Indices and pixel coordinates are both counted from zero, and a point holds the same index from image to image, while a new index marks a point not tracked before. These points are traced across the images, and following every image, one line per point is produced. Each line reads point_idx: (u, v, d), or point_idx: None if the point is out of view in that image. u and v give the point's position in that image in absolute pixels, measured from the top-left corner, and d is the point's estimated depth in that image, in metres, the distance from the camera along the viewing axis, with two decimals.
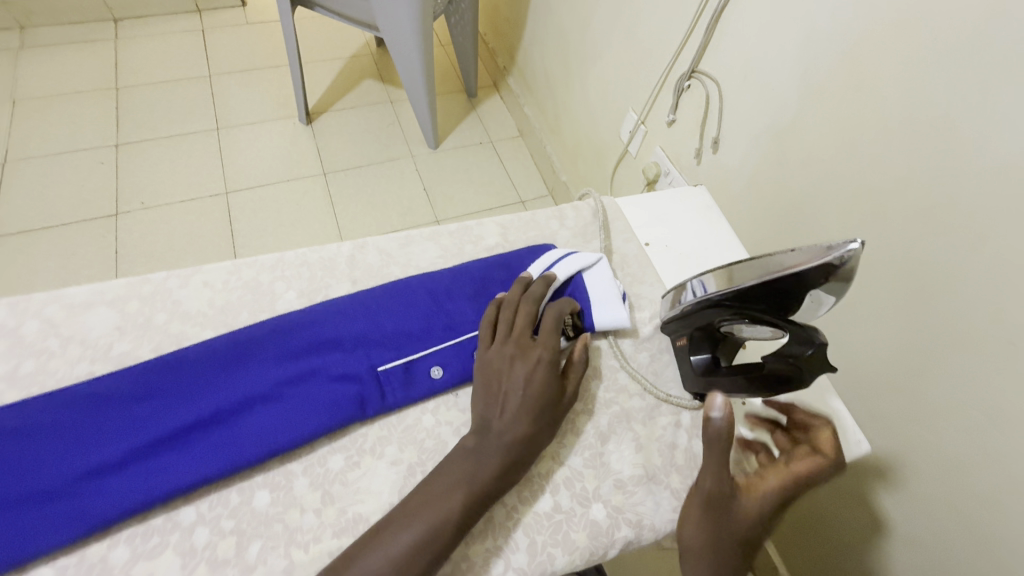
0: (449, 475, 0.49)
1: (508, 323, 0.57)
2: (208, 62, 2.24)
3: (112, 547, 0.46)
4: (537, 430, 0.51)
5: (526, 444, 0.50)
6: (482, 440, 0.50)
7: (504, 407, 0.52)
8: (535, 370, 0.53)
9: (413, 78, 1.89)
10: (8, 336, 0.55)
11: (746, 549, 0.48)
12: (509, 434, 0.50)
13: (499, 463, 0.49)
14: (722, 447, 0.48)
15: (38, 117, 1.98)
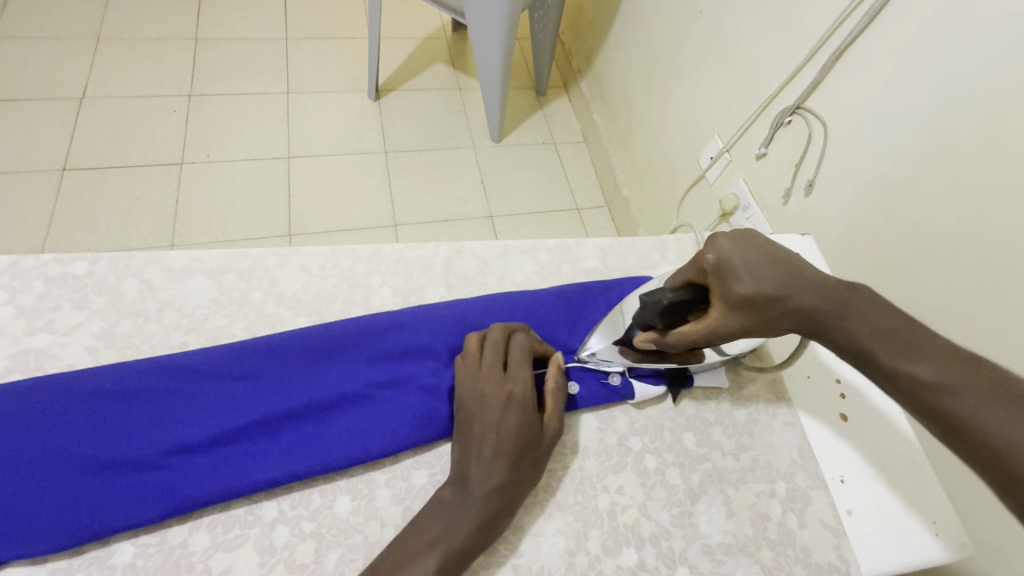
0: (429, 529, 0.44)
1: (478, 357, 0.52)
2: (287, 25, 2.25)
3: (194, 532, 0.45)
4: (522, 475, 0.47)
5: (511, 488, 0.46)
6: (461, 494, 0.46)
7: (480, 452, 0.47)
8: (507, 410, 0.48)
9: (491, 70, 1.86)
10: (108, 292, 0.54)
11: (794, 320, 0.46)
12: (486, 482, 0.45)
13: (484, 512, 0.44)
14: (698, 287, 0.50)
15: (120, 57, 2.01)
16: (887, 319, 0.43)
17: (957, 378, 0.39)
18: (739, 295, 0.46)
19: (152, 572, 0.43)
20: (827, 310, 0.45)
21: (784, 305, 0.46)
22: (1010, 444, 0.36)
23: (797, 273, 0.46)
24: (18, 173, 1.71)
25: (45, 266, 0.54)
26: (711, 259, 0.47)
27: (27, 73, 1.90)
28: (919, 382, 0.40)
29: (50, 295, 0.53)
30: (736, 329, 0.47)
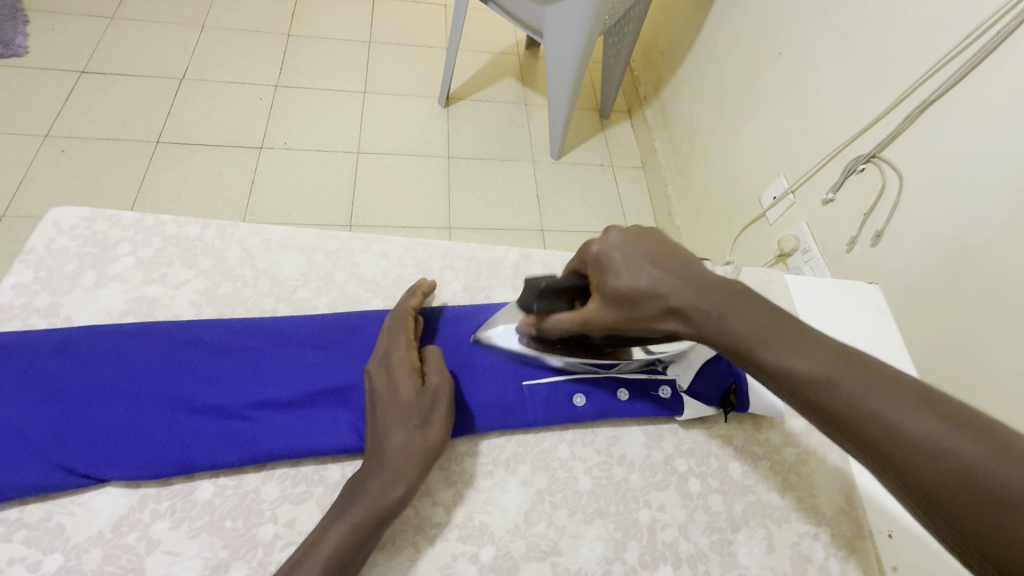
0: (327, 517, 0.44)
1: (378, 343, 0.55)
2: (371, 29, 2.38)
3: (266, 481, 0.49)
4: (410, 434, 0.47)
5: (408, 445, 0.47)
6: (356, 477, 0.46)
7: (375, 426, 0.48)
8: (383, 372, 0.51)
9: (561, 89, 1.90)
10: (214, 255, 0.60)
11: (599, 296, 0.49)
12: (383, 452, 0.47)
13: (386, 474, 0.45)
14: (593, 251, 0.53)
15: (219, 45, 2.18)
16: (761, 319, 0.43)
17: (829, 370, 0.38)
18: (613, 289, 0.47)
19: (226, 512, 0.47)
20: (708, 310, 0.44)
21: (660, 303, 0.46)
22: (891, 428, 0.35)
23: (675, 270, 0.47)
24: (118, 140, 1.87)
25: (164, 226, 0.60)
26: (592, 252, 0.49)
27: (139, 51, 2.09)
28: (797, 377, 0.40)
29: (166, 252, 0.59)
30: (608, 322, 0.48)
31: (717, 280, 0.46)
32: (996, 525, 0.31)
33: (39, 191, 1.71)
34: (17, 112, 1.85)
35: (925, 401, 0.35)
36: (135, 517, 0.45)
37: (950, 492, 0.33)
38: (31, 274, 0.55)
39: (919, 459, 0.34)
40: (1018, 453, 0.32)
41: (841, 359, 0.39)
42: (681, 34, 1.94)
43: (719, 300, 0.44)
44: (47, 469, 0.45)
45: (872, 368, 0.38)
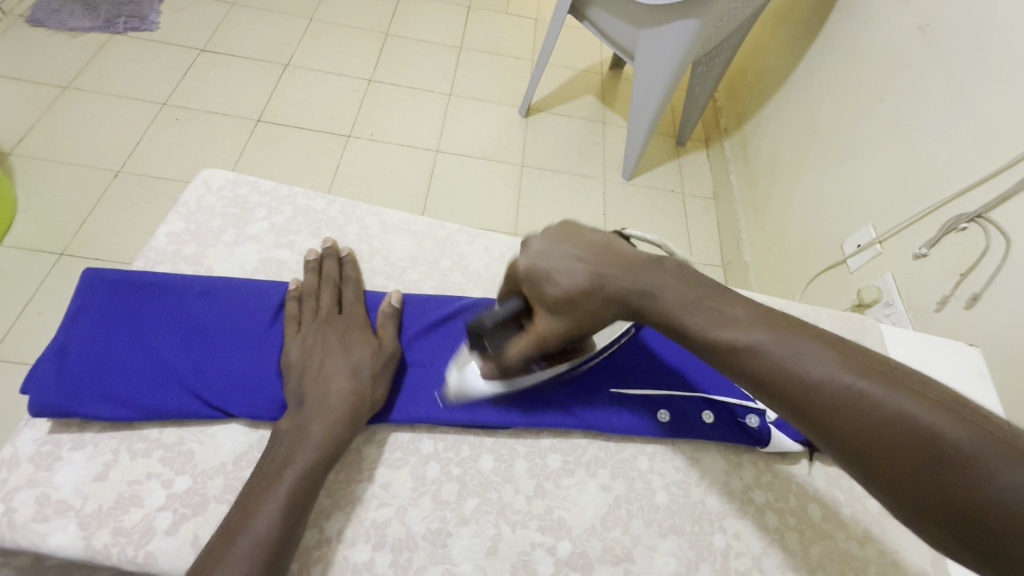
0: (281, 452, 0.46)
1: (313, 307, 0.56)
2: (463, 36, 2.48)
3: (367, 444, 0.52)
4: (364, 381, 0.50)
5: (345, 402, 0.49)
6: (300, 417, 0.48)
7: (320, 376, 0.50)
8: (335, 334, 0.53)
9: (644, 111, 1.91)
10: (336, 230, 0.64)
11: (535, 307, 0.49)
12: (332, 395, 0.49)
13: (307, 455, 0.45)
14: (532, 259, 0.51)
15: (323, 38, 2.32)
16: (697, 299, 0.45)
17: (752, 333, 0.41)
18: (555, 297, 0.47)
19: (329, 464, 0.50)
20: (641, 289, 0.46)
21: (599, 295, 0.47)
22: (812, 383, 0.39)
23: (603, 254, 0.48)
24: (224, 115, 2.01)
25: (295, 197, 0.66)
26: (522, 266, 0.49)
27: (252, 36, 2.25)
28: (722, 340, 0.42)
29: (295, 222, 0.64)
30: (561, 331, 0.49)
31: (640, 258, 0.48)
32: (900, 456, 0.35)
33: (151, 153, 1.86)
34: (141, 80, 2.02)
35: (837, 352, 0.39)
36: (253, 454, 0.50)
37: (866, 437, 0.36)
38: (182, 225, 0.61)
39: (842, 410, 0.37)
40: (905, 388, 0.37)
41: (759, 322, 0.42)
42: (773, 69, 1.91)
43: (642, 281, 0.46)
44: (187, 399, 0.49)
45: (812, 336, 0.41)
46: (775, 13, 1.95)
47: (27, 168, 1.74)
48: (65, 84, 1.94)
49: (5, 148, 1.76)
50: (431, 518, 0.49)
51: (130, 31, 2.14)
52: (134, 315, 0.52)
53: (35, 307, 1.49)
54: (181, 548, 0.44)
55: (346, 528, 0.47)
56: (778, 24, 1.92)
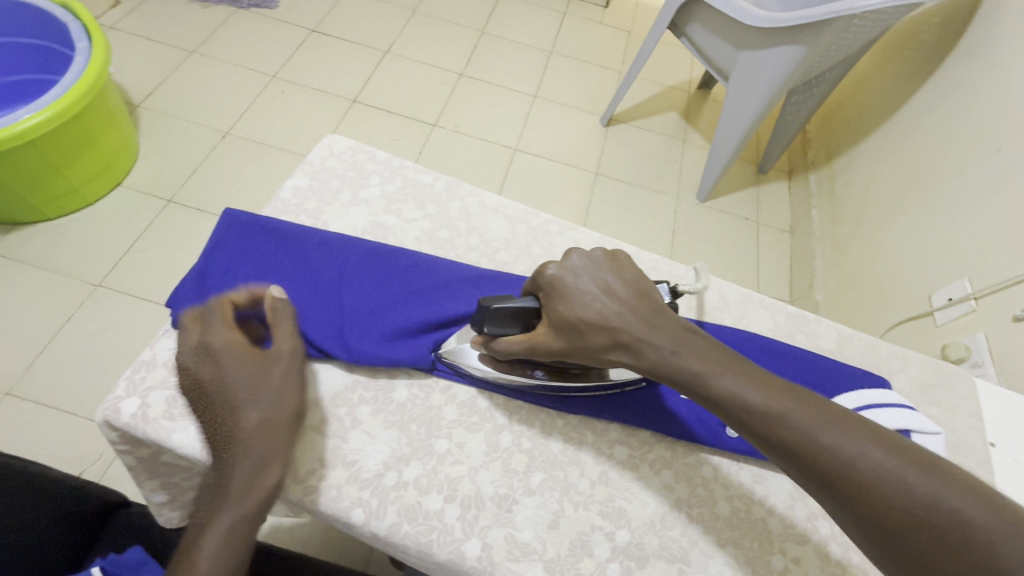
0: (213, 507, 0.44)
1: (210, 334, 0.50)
2: (555, 42, 2.52)
3: (448, 404, 0.55)
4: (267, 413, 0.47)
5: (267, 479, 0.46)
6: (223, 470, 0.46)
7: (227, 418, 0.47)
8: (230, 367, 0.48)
9: (730, 135, 1.87)
10: (439, 205, 0.69)
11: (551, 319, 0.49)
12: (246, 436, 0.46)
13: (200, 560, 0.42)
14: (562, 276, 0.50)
15: (424, 30, 2.43)
16: (717, 357, 0.45)
17: (784, 406, 0.42)
18: (563, 316, 0.48)
19: (413, 415, 0.54)
20: (659, 345, 0.46)
21: (609, 335, 0.47)
22: (844, 461, 0.39)
23: (630, 300, 0.48)
24: (324, 92, 2.14)
25: (406, 170, 0.71)
26: (547, 275, 0.49)
27: (358, 22, 2.39)
28: (754, 409, 0.42)
29: (404, 192, 0.69)
30: (557, 350, 0.48)
31: (665, 312, 0.48)
32: (927, 534, 0.37)
33: (256, 119, 2.01)
34: (256, 52, 2.19)
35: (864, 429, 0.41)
36: (347, 394, 0.54)
37: (896, 515, 0.38)
38: (306, 181, 0.68)
39: (873, 488, 0.39)
40: (927, 465, 0.39)
41: (789, 395, 0.43)
42: (875, 106, 1.83)
43: (672, 336, 0.46)
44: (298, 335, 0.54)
45: (829, 406, 0.42)
46: (886, 48, 1.86)
47: (150, 120, 1.92)
48: (192, 49, 2.13)
49: (134, 100, 1.96)
50: (500, 483, 0.52)
51: (253, 6, 2.32)
52: (262, 255, 0.58)
53: (141, 245, 1.64)
54: None
55: (422, 477, 0.51)
56: (888, 60, 1.83)
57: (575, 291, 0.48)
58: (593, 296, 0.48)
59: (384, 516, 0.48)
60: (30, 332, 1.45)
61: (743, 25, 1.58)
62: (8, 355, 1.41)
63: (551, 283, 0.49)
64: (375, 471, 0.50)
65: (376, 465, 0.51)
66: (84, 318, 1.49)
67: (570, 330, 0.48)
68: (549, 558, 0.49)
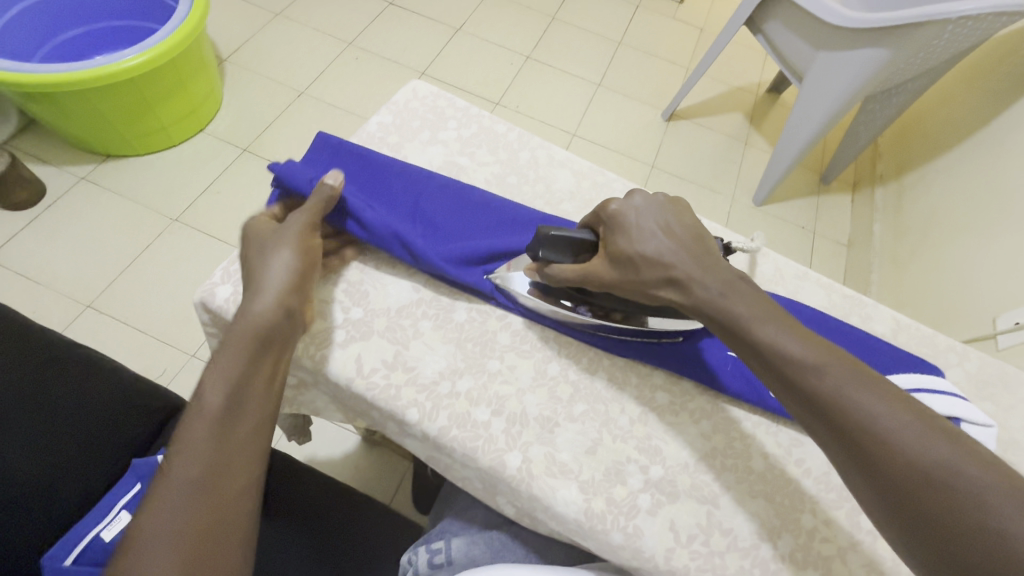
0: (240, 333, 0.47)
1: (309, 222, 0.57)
2: (625, 32, 2.52)
3: (502, 330, 0.59)
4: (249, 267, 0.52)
5: (271, 321, 0.47)
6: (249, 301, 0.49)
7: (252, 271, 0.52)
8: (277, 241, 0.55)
9: (796, 138, 1.82)
10: (511, 153, 0.72)
11: (607, 252, 0.52)
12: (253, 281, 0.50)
13: (225, 394, 0.43)
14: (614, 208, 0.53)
15: (496, 10, 2.47)
16: (763, 307, 0.47)
17: (819, 358, 0.43)
18: (620, 250, 0.51)
19: (469, 335, 0.58)
20: (709, 285, 0.48)
21: (662, 272, 0.50)
22: (867, 418, 0.40)
23: (687, 243, 0.51)
24: (395, 62, 2.21)
25: (482, 118, 0.74)
26: (610, 209, 0.53)
27: None
28: (788, 357, 0.44)
29: (478, 138, 0.72)
30: (608, 280, 0.52)
31: (718, 258, 0.50)
32: (936, 500, 0.37)
33: (330, 82, 2.10)
34: (336, 19, 2.29)
35: (896, 394, 0.42)
36: (412, 309, 0.58)
37: (905, 475, 0.38)
38: (390, 118, 0.72)
39: (890, 448, 0.39)
40: (955, 440, 0.39)
41: (827, 351, 0.44)
42: (957, 122, 1.74)
43: (721, 280, 0.48)
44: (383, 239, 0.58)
45: (864, 371, 0.43)
46: (978, 61, 1.77)
47: (234, 74, 2.04)
48: (278, 11, 2.25)
49: (222, 55, 2.08)
50: (544, 407, 0.55)
51: None
52: (348, 175, 0.63)
53: (215, 187, 1.76)
54: (348, 361, 0.54)
55: (472, 390, 0.54)
56: (979, 73, 1.74)
57: (629, 224, 0.52)
58: (647, 233, 0.51)
59: (436, 419, 0.52)
60: (112, 255, 1.59)
61: (825, 24, 1.53)
62: (92, 273, 1.55)
63: (608, 219, 0.53)
64: (431, 379, 0.54)
65: (433, 373, 0.55)
66: (160, 248, 1.62)
67: (625, 263, 0.51)
68: (583, 479, 0.51)
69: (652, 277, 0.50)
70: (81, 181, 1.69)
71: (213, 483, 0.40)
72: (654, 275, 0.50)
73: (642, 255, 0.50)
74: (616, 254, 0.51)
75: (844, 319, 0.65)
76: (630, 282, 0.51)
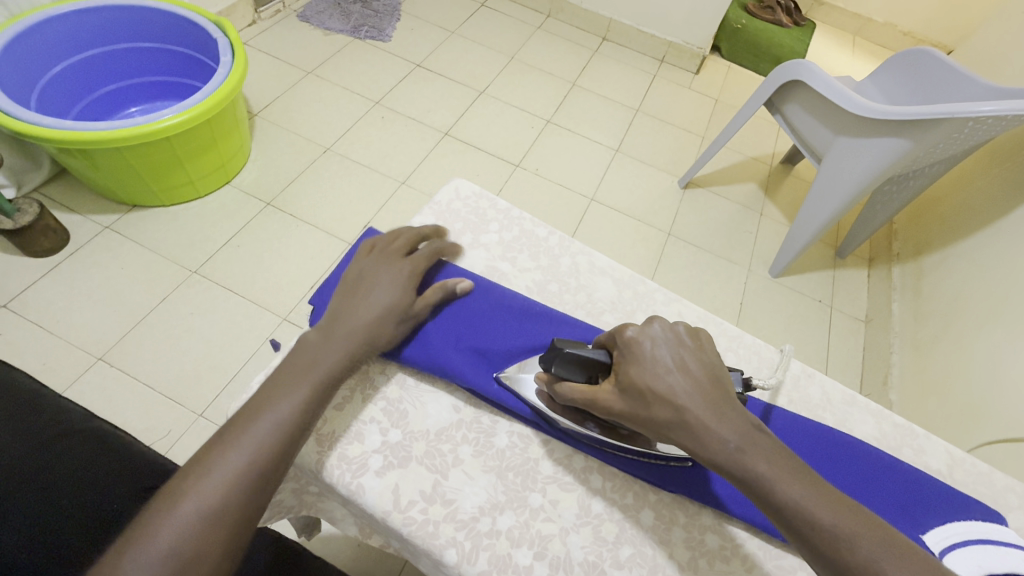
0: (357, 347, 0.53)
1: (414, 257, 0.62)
2: (643, 100, 2.60)
3: (545, 458, 0.56)
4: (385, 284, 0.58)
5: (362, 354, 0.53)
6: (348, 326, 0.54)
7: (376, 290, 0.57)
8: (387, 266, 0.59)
9: (813, 217, 1.83)
10: (553, 260, 0.72)
11: (617, 379, 0.48)
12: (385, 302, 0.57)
13: (297, 407, 0.48)
14: (630, 332, 0.48)
15: (519, 76, 2.56)
16: (788, 463, 0.43)
17: (850, 530, 0.39)
18: (631, 381, 0.46)
19: (511, 463, 0.55)
20: (726, 438, 0.43)
21: (675, 412, 0.45)
22: None
23: (703, 382, 0.46)
24: (419, 122, 2.27)
25: (524, 221, 0.75)
26: (626, 335, 0.48)
27: (461, 61, 2.55)
28: (818, 527, 0.40)
29: (520, 243, 0.72)
30: (617, 411, 0.47)
31: (737, 403, 0.45)
32: None
33: (356, 140, 2.15)
34: (365, 79, 2.37)
35: (929, 567, 0.38)
36: (452, 432, 0.56)
37: None
38: (433, 219, 0.72)
39: None
40: None
41: (856, 517, 0.40)
42: (976, 208, 1.75)
43: (741, 431, 0.43)
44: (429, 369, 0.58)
45: (900, 544, 0.39)
46: (997, 149, 1.80)
47: (264, 129, 2.10)
48: (310, 70, 2.33)
49: (254, 109, 2.15)
50: (590, 550, 0.51)
51: (368, 38, 2.54)
52: None
53: (236, 240, 1.77)
54: (385, 492, 0.51)
55: (515, 530, 0.51)
56: (998, 161, 1.77)
57: (645, 353, 0.47)
58: (662, 367, 0.46)
59: (475, 562, 0.49)
60: (127, 306, 1.58)
61: (846, 112, 1.56)
62: (106, 325, 1.53)
63: (625, 345, 0.48)
64: (471, 514, 0.51)
65: (472, 507, 0.52)
66: (176, 300, 1.61)
67: (636, 397, 0.46)
68: None
69: (665, 413, 0.45)
70: (106, 230, 1.71)
71: (255, 476, 0.45)
72: (666, 412, 0.45)
73: (656, 392, 0.45)
74: (629, 384, 0.46)
75: (898, 455, 0.63)
76: (639, 416, 0.46)
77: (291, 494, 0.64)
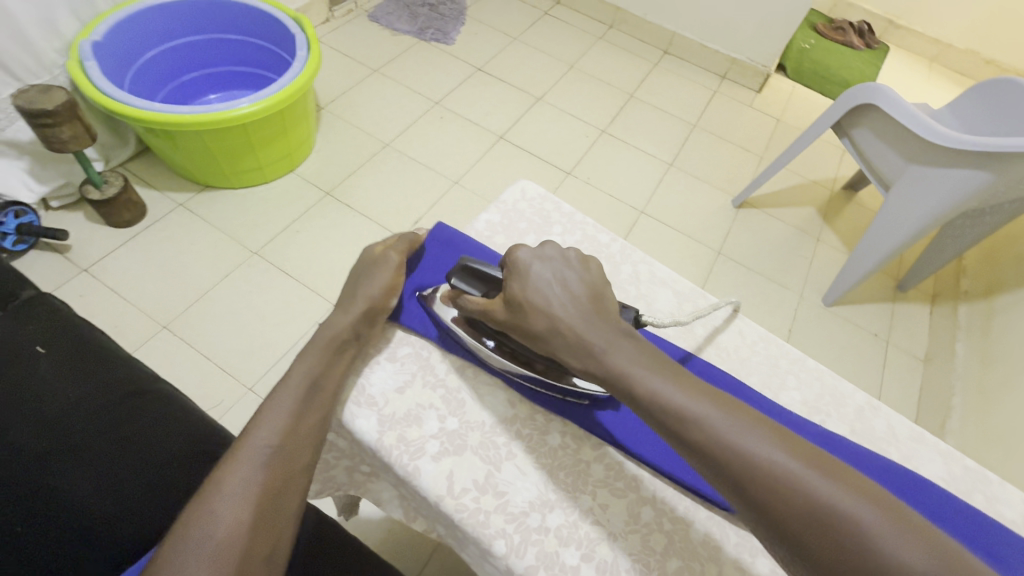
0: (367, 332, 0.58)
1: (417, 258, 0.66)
2: (701, 116, 2.56)
3: (596, 461, 0.57)
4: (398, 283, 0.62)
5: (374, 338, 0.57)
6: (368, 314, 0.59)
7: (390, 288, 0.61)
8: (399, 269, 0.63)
9: (876, 247, 1.76)
10: (613, 266, 0.72)
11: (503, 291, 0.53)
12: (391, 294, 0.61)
13: (298, 394, 0.51)
14: (518, 254, 0.54)
15: (577, 85, 2.57)
16: (649, 359, 0.46)
17: (696, 407, 0.42)
18: (512, 294, 0.51)
19: (563, 465, 0.56)
20: (593, 341, 0.47)
21: (550, 321, 0.49)
22: (752, 462, 0.39)
23: (580, 297, 0.50)
24: (476, 124, 2.31)
25: (586, 226, 0.75)
26: (515, 255, 0.53)
27: (521, 68, 2.58)
28: (673, 411, 0.42)
29: (581, 247, 0.73)
30: (501, 320, 0.53)
31: (610, 315, 0.49)
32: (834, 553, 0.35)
33: (414, 138, 2.21)
34: (427, 79, 2.43)
35: (780, 437, 0.40)
36: (506, 426, 0.57)
37: (800, 523, 0.37)
38: (498, 217, 0.74)
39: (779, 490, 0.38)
40: (850, 486, 0.38)
41: (709, 397, 0.43)
42: None
43: (609, 336, 0.47)
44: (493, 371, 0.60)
45: (752, 419, 0.42)
46: None
47: (329, 122, 2.18)
48: (376, 68, 2.42)
49: (321, 103, 2.24)
50: (638, 558, 0.51)
51: (433, 40, 2.61)
52: None
53: (295, 226, 1.85)
54: (440, 477, 0.53)
55: (563, 529, 0.52)
56: None
57: (524, 269, 0.52)
58: (538, 281, 0.51)
59: (523, 556, 0.49)
60: (192, 279, 1.67)
61: (919, 139, 1.49)
62: (173, 295, 1.63)
63: (511, 266, 0.54)
64: (521, 508, 0.52)
65: (523, 502, 0.52)
66: (237, 278, 1.70)
67: (512, 307, 0.51)
68: None
69: (539, 322, 0.49)
70: (179, 207, 1.82)
71: (279, 464, 0.47)
72: (539, 321, 0.50)
73: (528, 300, 0.50)
74: (509, 295, 0.52)
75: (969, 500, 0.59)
76: (518, 326, 0.51)
77: (343, 471, 0.67)
